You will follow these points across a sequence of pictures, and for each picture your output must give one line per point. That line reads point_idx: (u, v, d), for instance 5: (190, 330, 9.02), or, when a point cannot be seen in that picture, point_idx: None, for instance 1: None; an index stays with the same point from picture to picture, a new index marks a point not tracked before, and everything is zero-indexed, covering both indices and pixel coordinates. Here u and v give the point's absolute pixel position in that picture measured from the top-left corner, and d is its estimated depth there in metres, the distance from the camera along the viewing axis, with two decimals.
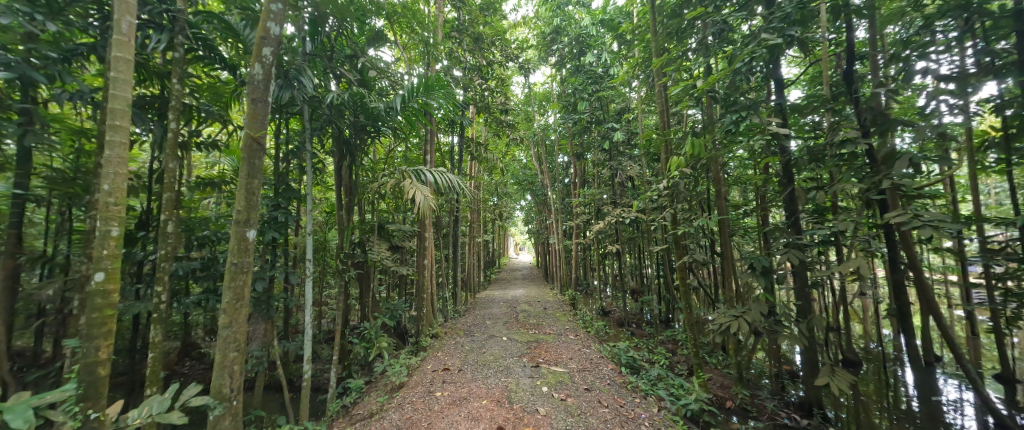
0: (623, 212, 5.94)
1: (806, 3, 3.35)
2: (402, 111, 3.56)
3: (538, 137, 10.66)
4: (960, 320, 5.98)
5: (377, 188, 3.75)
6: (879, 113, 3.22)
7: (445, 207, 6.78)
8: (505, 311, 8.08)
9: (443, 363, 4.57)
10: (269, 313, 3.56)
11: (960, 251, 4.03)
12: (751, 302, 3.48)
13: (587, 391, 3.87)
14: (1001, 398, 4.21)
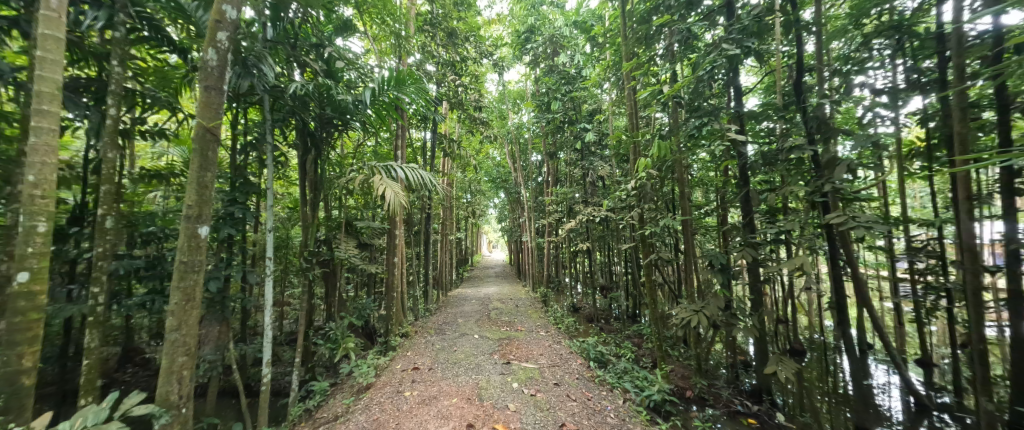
0: (592, 211, 6.04)
1: (763, 17, 3.56)
2: (372, 104, 3.44)
3: (512, 135, 10.67)
4: (890, 312, 6.61)
5: (345, 184, 3.61)
6: (824, 122, 3.50)
7: (416, 203, 6.66)
8: (477, 309, 8.07)
9: (413, 362, 4.50)
10: (224, 314, 3.36)
11: (891, 249, 4.46)
12: (710, 298, 3.68)
13: (556, 385, 3.95)
14: (922, 381, 4.71)
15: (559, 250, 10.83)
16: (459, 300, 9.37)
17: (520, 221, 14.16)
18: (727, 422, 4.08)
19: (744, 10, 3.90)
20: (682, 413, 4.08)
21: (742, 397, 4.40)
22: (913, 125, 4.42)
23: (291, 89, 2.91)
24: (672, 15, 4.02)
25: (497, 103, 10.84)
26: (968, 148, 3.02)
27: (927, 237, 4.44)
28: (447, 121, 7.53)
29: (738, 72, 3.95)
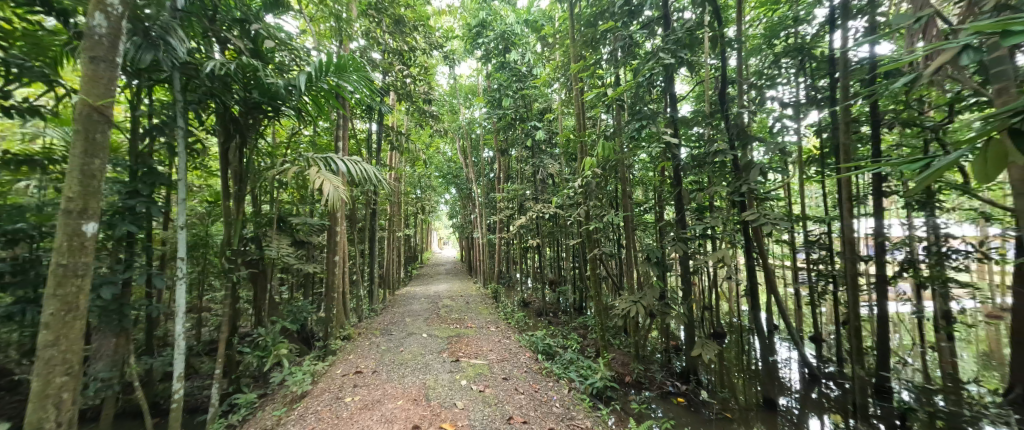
0: (541, 208, 6.18)
1: (695, 31, 3.89)
2: (307, 91, 3.16)
3: (463, 131, 10.48)
4: (792, 297, 7.65)
5: (276, 176, 3.29)
6: (742, 129, 3.93)
7: (360, 199, 6.28)
8: (425, 307, 7.88)
9: (355, 366, 4.27)
10: (122, 324, 2.90)
11: (794, 242, 5.16)
12: (647, 289, 3.98)
13: (504, 380, 3.99)
14: (814, 355, 5.56)
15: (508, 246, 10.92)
16: (407, 299, 9.09)
17: (470, 217, 14.02)
18: (661, 402, 4.44)
19: (679, 23, 4.22)
20: (622, 397, 4.37)
21: (672, 378, 4.81)
22: (811, 135, 5.14)
23: (208, 67, 2.57)
24: (616, 22, 4.24)
25: (447, 97, 10.57)
26: (850, 157, 3.58)
27: (820, 232, 5.21)
28: (394, 113, 7.18)
29: (674, 81, 4.26)
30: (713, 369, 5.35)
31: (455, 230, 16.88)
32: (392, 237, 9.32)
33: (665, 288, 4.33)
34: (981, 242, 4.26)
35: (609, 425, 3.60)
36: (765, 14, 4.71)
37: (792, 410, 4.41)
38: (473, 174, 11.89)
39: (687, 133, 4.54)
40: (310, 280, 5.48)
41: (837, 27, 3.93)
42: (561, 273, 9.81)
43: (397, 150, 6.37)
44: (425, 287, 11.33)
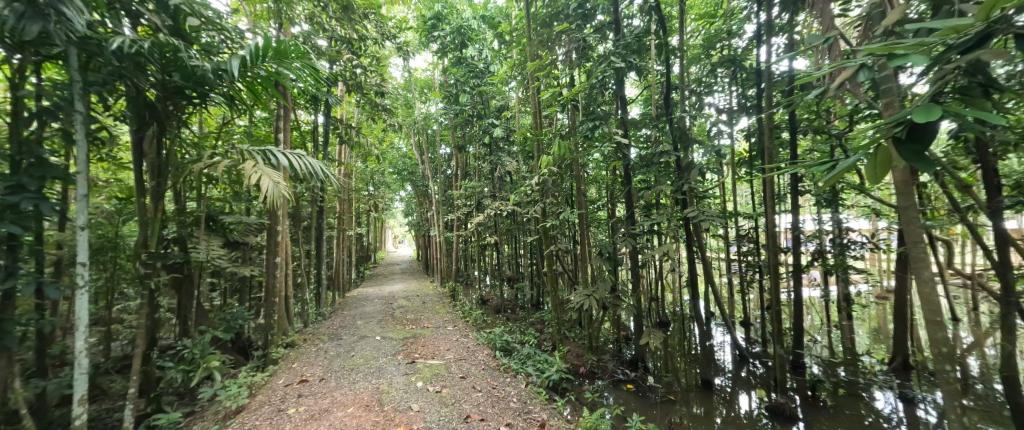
0: (499, 205, 6.20)
1: (642, 38, 4.12)
2: (240, 77, 2.87)
3: (418, 126, 10.15)
4: (727, 286, 8.40)
5: (203, 170, 2.97)
6: (684, 132, 4.23)
7: (304, 196, 5.85)
8: (379, 308, 7.57)
9: (300, 375, 3.98)
10: (3, 343, 2.45)
11: (727, 236, 5.67)
12: (600, 282, 4.16)
13: (462, 379, 3.96)
14: (744, 337, 6.17)
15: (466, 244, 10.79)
16: (358, 300, 8.66)
17: (426, 215, 13.65)
18: (612, 390, 4.68)
19: (628, 29, 4.46)
20: (576, 388, 4.55)
21: (622, 367, 5.08)
22: (742, 139, 5.68)
23: (115, 44, 2.24)
24: (570, 24, 4.38)
25: (400, 90, 10.19)
26: (773, 159, 3.99)
27: (749, 227, 5.78)
28: (343, 105, 6.77)
29: (625, 84, 4.45)
30: (658, 356, 5.73)
31: (410, 228, 16.37)
32: (343, 236, 8.84)
33: (617, 282, 4.55)
34: (873, 234, 4.98)
35: (564, 415, 3.71)
36: (704, 26, 5.17)
37: (726, 389, 4.88)
38: (428, 170, 11.58)
39: (636, 134, 4.79)
40: (246, 284, 5.02)
41: (762, 43, 4.26)
42: (518, 269, 9.89)
43: (346, 144, 6.01)
44: (378, 288, 10.89)
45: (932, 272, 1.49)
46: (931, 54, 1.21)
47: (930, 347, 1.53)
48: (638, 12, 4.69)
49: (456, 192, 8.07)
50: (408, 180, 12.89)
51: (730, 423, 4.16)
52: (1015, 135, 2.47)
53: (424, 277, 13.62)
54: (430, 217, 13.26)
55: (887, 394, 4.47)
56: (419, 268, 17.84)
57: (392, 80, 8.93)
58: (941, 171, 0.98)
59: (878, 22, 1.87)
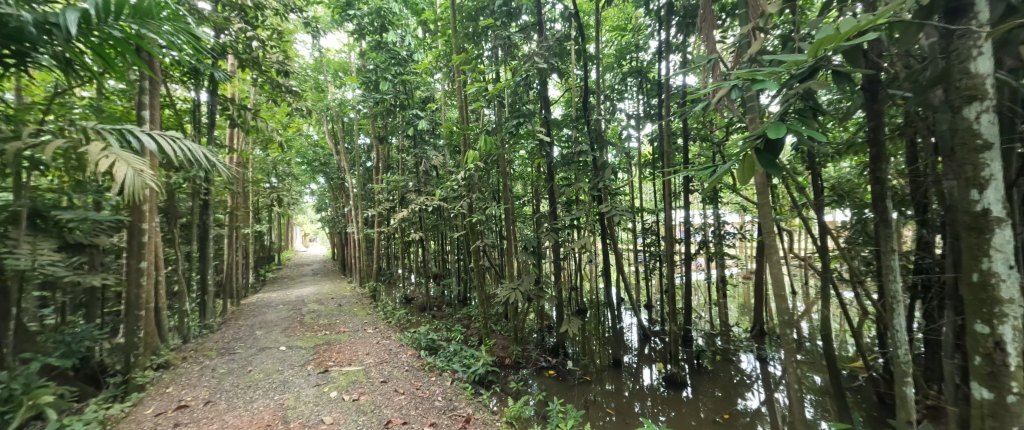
0: (425, 200, 6.01)
1: (563, 42, 4.35)
2: (82, 36, 2.20)
3: (331, 112, 9.18)
4: (636, 273, 9.40)
5: (21, 150, 2.28)
6: (599, 134, 4.63)
7: (181, 187, 4.88)
8: (286, 315, 6.85)
9: (178, 400, 3.35)
10: None
11: (634, 229, 6.33)
12: (524, 275, 4.39)
13: (383, 383, 3.76)
14: (647, 319, 7.01)
15: (388, 240, 10.21)
16: (258, 307, 7.64)
17: (343, 210, 12.57)
18: (536, 377, 4.90)
19: (551, 32, 4.66)
20: (502, 379, 4.66)
21: (544, 354, 5.34)
22: (647, 143, 6.40)
23: None
24: (496, 21, 4.42)
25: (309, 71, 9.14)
26: (670, 162, 4.57)
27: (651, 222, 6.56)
28: (236, 82, 5.81)
29: (548, 85, 4.63)
30: (576, 341, 6.18)
31: (323, 223, 14.95)
32: (237, 234, 7.66)
33: (541, 274, 4.77)
34: (741, 227, 6.02)
35: (490, 408, 3.75)
36: (617, 37, 5.69)
37: (632, 365, 5.49)
38: (343, 162, 10.62)
39: (559, 134, 5.06)
40: (96, 296, 4.03)
41: (663, 59, 4.82)
42: (445, 265, 9.70)
43: (239, 129, 5.15)
44: (284, 292, 9.73)
45: (780, 256, 1.90)
46: (780, 81, 1.53)
47: (778, 317, 1.95)
48: (560, 17, 4.96)
49: (376, 186, 7.57)
50: (319, 171, 11.68)
51: (635, 395, 4.68)
52: (832, 149, 3.21)
53: (340, 278, 12.56)
54: (347, 212, 12.24)
55: (748, 356, 5.48)
56: (335, 267, 16.42)
57: (299, 59, 7.95)
58: (786, 177, 1.24)
59: (747, 50, 2.25)
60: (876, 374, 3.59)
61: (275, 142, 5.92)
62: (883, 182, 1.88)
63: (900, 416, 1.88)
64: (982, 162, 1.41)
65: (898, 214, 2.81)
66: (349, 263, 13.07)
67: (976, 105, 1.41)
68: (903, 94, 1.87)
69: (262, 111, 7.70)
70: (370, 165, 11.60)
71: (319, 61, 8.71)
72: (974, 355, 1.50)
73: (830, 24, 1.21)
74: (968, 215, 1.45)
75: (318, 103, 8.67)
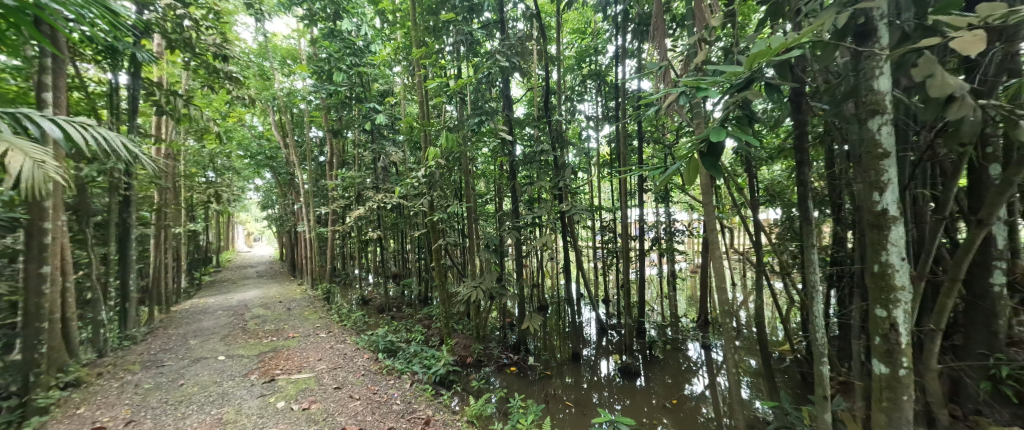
0: (383, 197, 5.79)
1: (524, 41, 4.39)
2: None
3: (278, 102, 8.55)
4: (595, 269, 9.72)
5: None
6: (560, 134, 4.75)
7: (95, 181, 4.30)
8: (225, 322, 6.31)
9: (92, 421, 2.98)
10: None
11: (593, 227, 6.55)
12: (486, 273, 4.40)
13: (336, 390, 3.60)
14: (605, 313, 7.30)
15: (342, 239, 9.72)
16: (192, 314, 6.97)
17: (292, 208, 11.77)
18: (498, 374, 4.91)
19: (512, 31, 4.69)
20: (463, 378, 4.62)
21: (506, 351, 5.36)
22: (605, 144, 6.63)
23: None
24: (456, 16, 4.38)
25: (251, 57, 8.43)
26: (627, 163, 4.78)
27: (608, 220, 6.82)
28: (165, 64, 5.22)
29: (510, 83, 4.65)
30: (537, 337, 6.29)
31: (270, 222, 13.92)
32: (167, 234, 6.91)
33: (503, 272, 4.80)
34: (689, 224, 6.43)
35: (450, 408, 3.70)
36: (577, 39, 5.83)
37: (591, 358, 5.70)
38: (292, 156, 9.94)
39: (521, 133, 5.11)
40: None
41: (620, 64, 5.02)
42: (405, 265, 9.39)
43: (168, 117, 4.72)
44: (223, 296, 8.93)
45: (721, 251, 2.06)
46: (722, 88, 1.64)
47: (720, 307, 2.12)
48: (522, 17, 5.01)
49: (329, 183, 7.16)
50: (264, 166, 10.83)
51: (593, 387, 4.85)
52: (766, 153, 3.54)
53: (288, 280, 11.75)
54: (297, 210, 11.47)
55: (695, 345, 5.89)
56: (284, 268, 15.36)
57: (241, 43, 7.31)
58: (726, 179, 1.35)
59: (694, 59, 2.40)
60: (799, 356, 4.00)
61: (212, 133, 5.40)
62: (806, 184, 2.08)
63: (817, 392, 2.12)
64: (883, 168, 1.62)
65: (817, 213, 3.15)
66: (299, 264, 12.27)
67: (879, 118, 1.60)
68: (822, 106, 2.09)
69: (196, 99, 7.00)
70: (322, 160, 10.95)
71: (263, 46, 8.05)
72: (875, 336, 1.72)
73: (763, 39, 1.31)
74: (871, 214, 1.66)
75: (263, 91, 8.03)
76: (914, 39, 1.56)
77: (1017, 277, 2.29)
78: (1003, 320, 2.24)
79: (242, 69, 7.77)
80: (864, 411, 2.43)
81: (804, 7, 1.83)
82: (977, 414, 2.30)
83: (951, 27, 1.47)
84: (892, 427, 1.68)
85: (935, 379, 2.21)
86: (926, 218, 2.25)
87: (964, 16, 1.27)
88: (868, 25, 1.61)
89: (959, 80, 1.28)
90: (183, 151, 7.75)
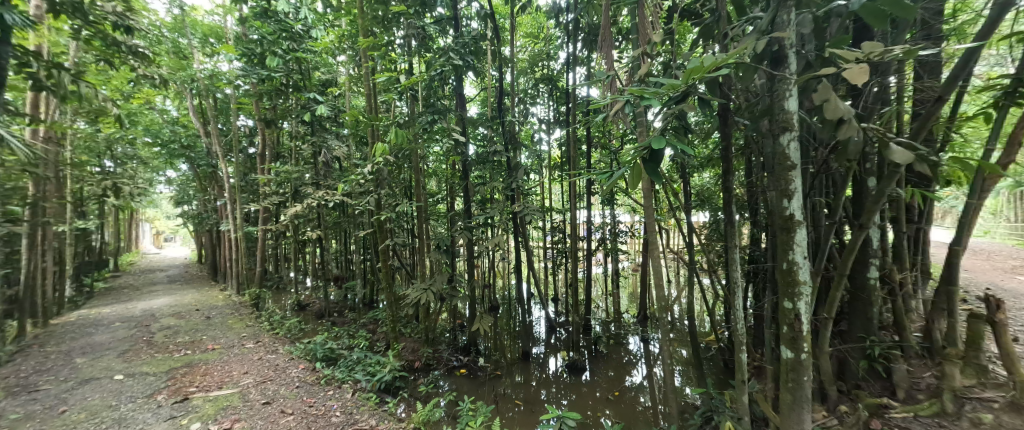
0: (325, 195, 5.40)
1: (478, 40, 4.35)
2: None
3: (198, 85, 7.59)
4: (544, 269, 9.96)
5: None
6: (513, 135, 4.80)
7: None
8: (125, 335, 5.46)
9: None
10: None
11: (544, 228, 6.72)
12: (436, 275, 4.31)
13: (265, 405, 3.29)
14: (554, 311, 7.49)
15: (274, 239, 8.90)
16: (80, 327, 5.94)
17: (213, 204, 10.52)
18: (447, 377, 4.83)
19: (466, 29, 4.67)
20: (410, 383, 4.47)
21: (456, 353, 5.27)
22: (555, 147, 6.83)
23: None
24: (408, 8, 4.22)
25: (164, 32, 7.39)
26: (577, 166, 4.97)
27: (557, 221, 7.03)
28: (45, 30, 4.38)
29: (463, 82, 4.59)
30: (488, 337, 6.29)
31: (185, 220, 12.33)
32: (48, 233, 5.83)
33: (454, 273, 4.72)
34: (631, 226, 6.85)
35: (396, 416, 3.55)
36: (530, 43, 5.95)
37: (540, 355, 5.82)
38: (214, 146, 8.89)
39: (474, 132, 5.08)
40: None
41: (571, 70, 5.20)
42: (347, 267, 8.84)
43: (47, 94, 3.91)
44: (123, 305, 7.72)
45: (659, 250, 2.24)
46: (661, 100, 1.75)
47: (657, 302, 2.37)
48: (475, 15, 4.98)
49: (260, 177, 6.51)
50: (178, 156, 9.55)
51: (541, 383, 4.95)
52: (698, 161, 3.88)
53: (208, 285, 10.48)
54: (220, 206, 10.28)
55: (635, 338, 6.27)
56: (203, 272, 13.71)
57: (150, 14, 6.38)
58: (665, 184, 1.44)
59: (637, 72, 2.55)
60: (723, 344, 4.44)
61: (111, 115, 4.64)
62: (730, 191, 2.31)
63: (737, 377, 2.36)
64: (790, 178, 1.84)
65: (738, 216, 3.52)
66: (221, 267, 11.02)
67: (788, 134, 1.82)
68: (743, 121, 2.34)
69: (89, 75, 5.97)
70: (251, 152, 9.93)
71: (178, 20, 7.07)
72: (783, 325, 1.96)
73: (696, 56, 1.41)
74: (781, 218, 1.88)
75: (177, 71, 7.07)
76: (815, 67, 1.79)
77: (887, 271, 2.75)
78: (876, 308, 2.68)
79: (151, 45, 6.78)
80: (774, 391, 2.77)
81: (731, 30, 2.01)
82: (857, 388, 2.73)
83: (842, 60, 1.71)
84: (796, 405, 1.92)
85: (826, 360, 2.57)
86: (821, 223, 2.62)
87: (851, 52, 1.48)
88: (780, 52, 1.79)
89: (848, 105, 1.49)
90: (70, 134, 6.56)
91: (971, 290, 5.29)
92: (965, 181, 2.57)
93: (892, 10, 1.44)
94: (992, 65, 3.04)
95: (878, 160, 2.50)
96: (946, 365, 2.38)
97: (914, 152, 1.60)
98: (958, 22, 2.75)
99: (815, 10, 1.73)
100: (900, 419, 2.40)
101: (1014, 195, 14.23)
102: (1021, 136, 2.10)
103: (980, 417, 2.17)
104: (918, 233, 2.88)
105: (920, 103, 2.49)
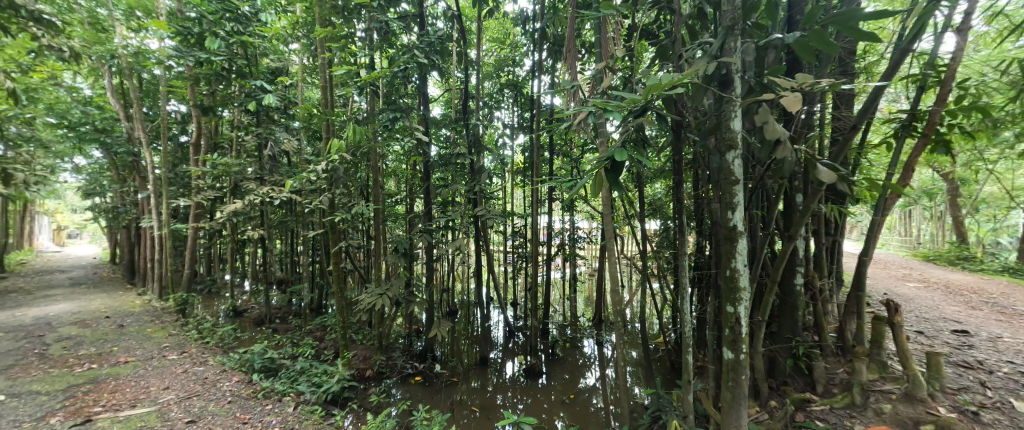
0: (270, 191, 4.98)
1: (444, 41, 4.30)
2: None
3: (120, 63, 6.74)
4: (503, 273, 9.94)
5: None
6: (476, 138, 4.77)
7: None
8: (9, 347, 4.65)
9: None
10: None
11: (505, 232, 6.69)
12: (392, 279, 4.16)
13: (189, 424, 2.96)
14: (511, 316, 7.51)
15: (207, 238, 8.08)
16: None
17: (133, 197, 9.38)
18: (400, 386, 4.65)
19: (431, 28, 4.57)
20: (359, 394, 4.25)
21: (411, 360, 5.09)
22: (517, 152, 6.86)
23: None
24: (371, 1, 4.06)
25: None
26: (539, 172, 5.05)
27: (518, 226, 7.07)
28: None
29: (427, 81, 4.48)
30: (444, 344, 6.14)
31: (95, 214, 10.82)
32: None
33: (412, 278, 4.57)
34: (589, 232, 7.04)
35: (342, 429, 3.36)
36: (496, 48, 5.96)
37: (497, 360, 5.79)
38: (136, 132, 7.90)
39: (436, 132, 4.99)
40: None
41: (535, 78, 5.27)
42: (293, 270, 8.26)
43: None
44: (9, 312, 6.60)
45: (617, 255, 2.34)
46: (622, 113, 1.82)
47: (614, 305, 2.49)
48: (441, 15, 4.91)
49: (193, 168, 5.83)
50: (89, 141, 8.35)
51: (498, 389, 4.93)
52: (651, 172, 4.09)
53: (123, 288, 9.28)
54: (140, 199, 9.16)
55: (590, 341, 6.44)
56: (115, 274, 12.09)
57: None
58: (626, 192, 1.51)
59: (598, 83, 2.65)
60: (670, 346, 4.69)
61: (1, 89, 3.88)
62: (681, 199, 2.46)
63: (684, 377, 2.50)
64: (733, 191, 1.99)
65: (685, 225, 3.76)
66: (140, 269, 9.80)
67: (732, 152, 1.95)
68: (693, 138, 2.51)
69: None
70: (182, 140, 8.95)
71: None
72: (725, 327, 2.10)
73: (655, 74, 1.49)
74: (725, 229, 2.02)
75: (95, 45, 6.23)
76: (755, 92, 1.95)
77: (809, 278, 3.08)
78: (801, 311, 2.97)
79: (60, 12, 5.89)
80: (714, 389, 2.96)
81: (684, 53, 2.15)
82: (784, 384, 3.02)
83: (778, 87, 1.88)
84: (734, 402, 2.07)
85: (760, 359, 2.80)
86: (757, 233, 2.86)
87: (788, 81, 1.63)
88: (727, 76, 1.93)
89: (784, 128, 1.62)
90: None
91: (874, 295, 6.08)
92: (869, 200, 2.94)
93: (820, 47, 1.60)
94: (891, 101, 3.53)
95: (804, 179, 2.80)
96: (856, 363, 2.70)
97: (834, 173, 1.79)
98: (868, 62, 3.15)
99: (757, 41, 1.91)
100: (819, 411, 2.67)
101: (902, 212, 16.62)
102: (914, 164, 2.43)
103: (881, 407, 2.48)
104: (834, 244, 3.26)
105: (838, 130, 2.81)
